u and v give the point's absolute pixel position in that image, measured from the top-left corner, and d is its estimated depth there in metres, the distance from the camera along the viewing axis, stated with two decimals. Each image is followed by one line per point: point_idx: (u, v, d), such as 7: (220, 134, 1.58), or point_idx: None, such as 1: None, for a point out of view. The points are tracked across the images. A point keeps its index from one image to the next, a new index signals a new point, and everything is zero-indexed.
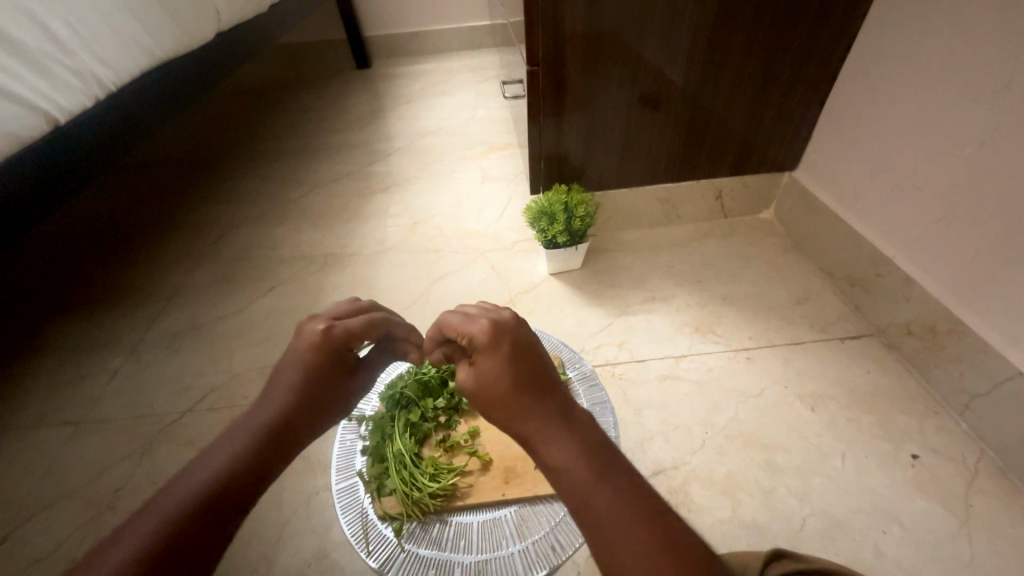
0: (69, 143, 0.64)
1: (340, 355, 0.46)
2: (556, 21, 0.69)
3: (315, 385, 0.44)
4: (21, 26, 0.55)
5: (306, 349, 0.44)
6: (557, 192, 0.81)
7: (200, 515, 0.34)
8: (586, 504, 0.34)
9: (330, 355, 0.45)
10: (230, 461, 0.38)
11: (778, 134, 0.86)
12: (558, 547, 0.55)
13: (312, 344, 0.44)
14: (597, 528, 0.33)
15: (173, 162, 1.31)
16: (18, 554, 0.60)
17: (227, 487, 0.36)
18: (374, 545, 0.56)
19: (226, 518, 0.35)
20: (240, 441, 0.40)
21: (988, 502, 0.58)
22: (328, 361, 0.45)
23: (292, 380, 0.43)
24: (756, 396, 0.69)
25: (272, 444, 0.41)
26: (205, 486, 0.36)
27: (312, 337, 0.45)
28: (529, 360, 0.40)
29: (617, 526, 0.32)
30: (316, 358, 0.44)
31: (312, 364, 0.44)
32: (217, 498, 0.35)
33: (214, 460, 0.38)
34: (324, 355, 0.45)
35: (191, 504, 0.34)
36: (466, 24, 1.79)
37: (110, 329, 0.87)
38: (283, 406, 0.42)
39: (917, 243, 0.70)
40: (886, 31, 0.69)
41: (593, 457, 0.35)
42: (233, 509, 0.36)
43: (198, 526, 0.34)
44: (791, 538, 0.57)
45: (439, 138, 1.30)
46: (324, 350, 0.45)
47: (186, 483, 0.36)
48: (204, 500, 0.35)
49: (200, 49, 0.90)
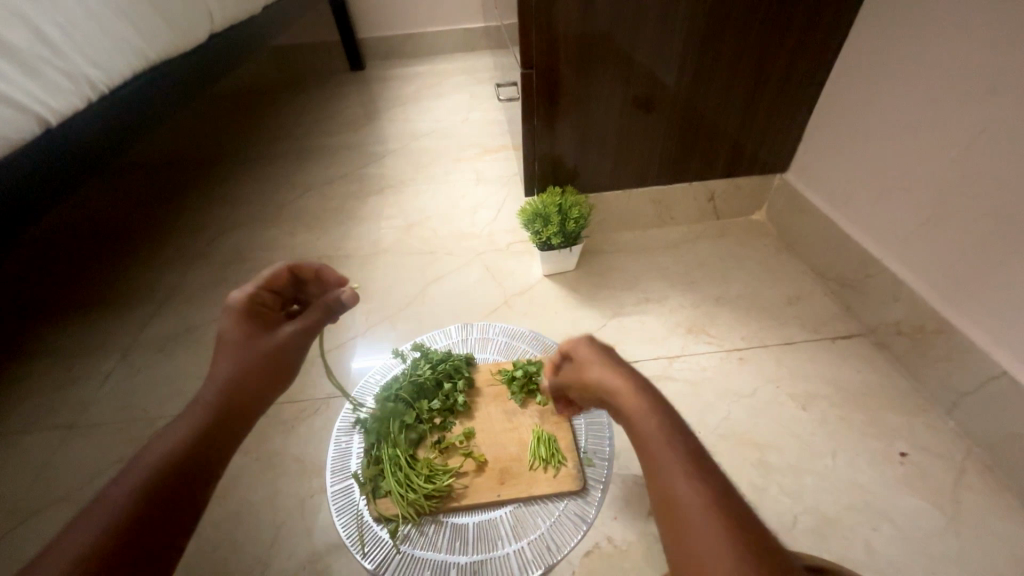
0: (61, 144, 0.64)
1: (255, 315, 0.49)
2: (549, 22, 0.69)
3: (240, 347, 0.46)
4: (12, 28, 0.55)
5: (221, 323, 0.47)
6: (551, 194, 0.82)
7: (151, 512, 0.34)
8: (667, 477, 0.34)
9: (246, 320, 0.48)
10: (172, 452, 0.38)
11: (770, 135, 0.87)
12: (553, 547, 0.56)
13: (225, 318, 0.48)
14: (672, 501, 0.32)
15: (166, 164, 1.30)
16: (10, 558, 0.60)
17: (176, 478, 0.37)
18: (370, 546, 0.57)
19: (177, 508, 0.36)
20: (185, 427, 0.40)
21: (975, 499, 0.59)
22: (246, 323, 0.48)
23: (219, 355, 0.46)
24: (749, 395, 0.70)
25: (219, 422, 0.41)
26: (149, 481, 0.36)
27: (229, 312, 0.48)
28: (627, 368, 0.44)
29: (694, 500, 0.32)
30: (234, 325, 0.47)
31: (229, 333, 0.47)
32: (163, 489, 0.36)
33: (160, 448, 0.38)
34: (238, 321, 0.48)
35: (134, 501, 0.34)
36: (460, 26, 1.79)
37: (103, 332, 0.86)
38: (219, 379, 0.44)
39: (906, 244, 0.71)
40: (875, 34, 0.70)
41: (673, 431, 0.37)
42: (189, 495, 0.37)
43: (149, 525, 0.34)
44: (782, 535, 0.57)
45: (434, 140, 1.31)
46: (241, 318, 0.48)
47: (132, 479, 0.36)
48: (151, 496, 0.35)
49: (194, 50, 0.89)
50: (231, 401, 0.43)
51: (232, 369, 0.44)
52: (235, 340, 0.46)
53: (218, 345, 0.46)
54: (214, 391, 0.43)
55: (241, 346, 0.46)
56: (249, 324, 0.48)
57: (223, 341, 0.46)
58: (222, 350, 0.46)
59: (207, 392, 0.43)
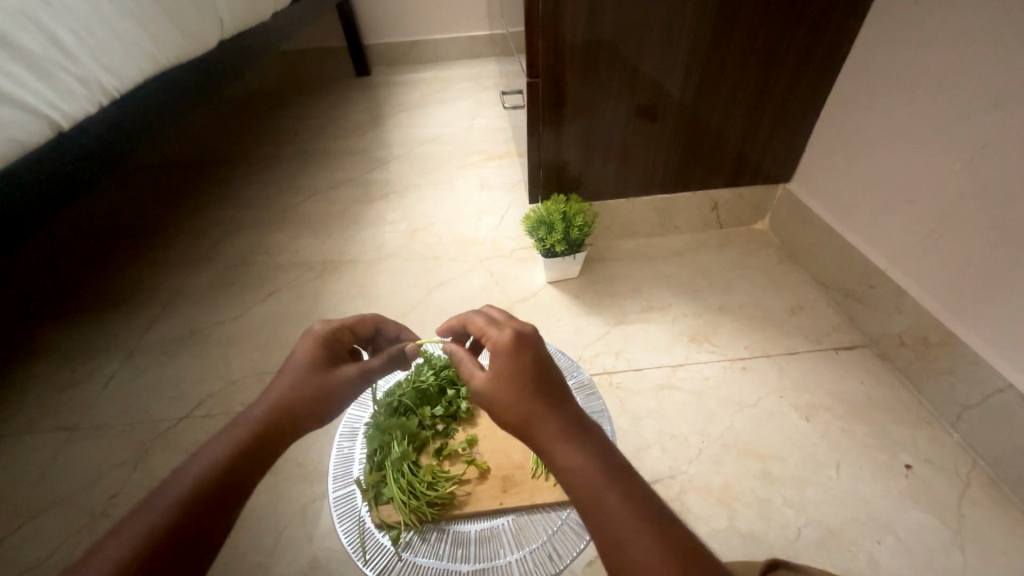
0: (69, 146, 0.64)
1: (330, 347, 0.48)
2: (557, 31, 0.70)
3: (303, 373, 0.45)
4: (26, 33, 0.55)
5: (297, 345, 0.47)
6: (556, 202, 0.82)
7: (175, 533, 0.34)
8: (596, 500, 0.34)
9: (321, 349, 0.47)
10: (212, 468, 0.37)
11: (773, 147, 0.87)
12: (556, 556, 0.54)
13: (302, 341, 0.48)
14: (604, 524, 0.33)
15: (173, 167, 1.31)
16: (9, 562, 0.59)
17: (206, 499, 0.36)
18: (372, 554, 0.54)
19: (200, 530, 0.34)
20: (231, 437, 0.40)
21: (981, 513, 0.59)
22: (319, 353, 0.46)
23: (282, 374, 0.45)
24: (753, 405, 0.70)
25: (259, 445, 0.40)
26: (186, 498, 0.35)
27: (309, 337, 0.47)
28: (547, 369, 0.41)
29: (623, 515, 0.33)
30: (311, 352, 0.46)
31: (301, 354, 0.46)
32: (193, 507, 0.35)
33: (203, 461, 0.38)
34: (313, 348, 0.47)
35: (170, 517, 0.34)
36: (466, 33, 1.81)
37: (106, 334, 0.86)
38: (270, 401, 0.43)
39: (908, 256, 0.71)
40: (878, 49, 0.71)
41: (616, 483, 0.34)
42: (215, 520, 0.35)
43: (175, 544, 0.33)
44: (786, 548, 0.57)
45: (439, 146, 1.31)
46: (318, 348, 0.47)
47: (174, 490, 0.36)
48: (182, 513, 0.34)
49: (204, 55, 0.90)
50: (272, 427, 0.41)
51: (288, 393, 0.43)
52: (303, 365, 0.45)
53: (286, 363, 0.46)
54: (265, 409, 0.42)
55: (304, 372, 0.45)
56: (321, 353, 0.47)
57: (292, 361, 0.46)
58: (287, 370, 0.45)
59: (259, 408, 0.42)
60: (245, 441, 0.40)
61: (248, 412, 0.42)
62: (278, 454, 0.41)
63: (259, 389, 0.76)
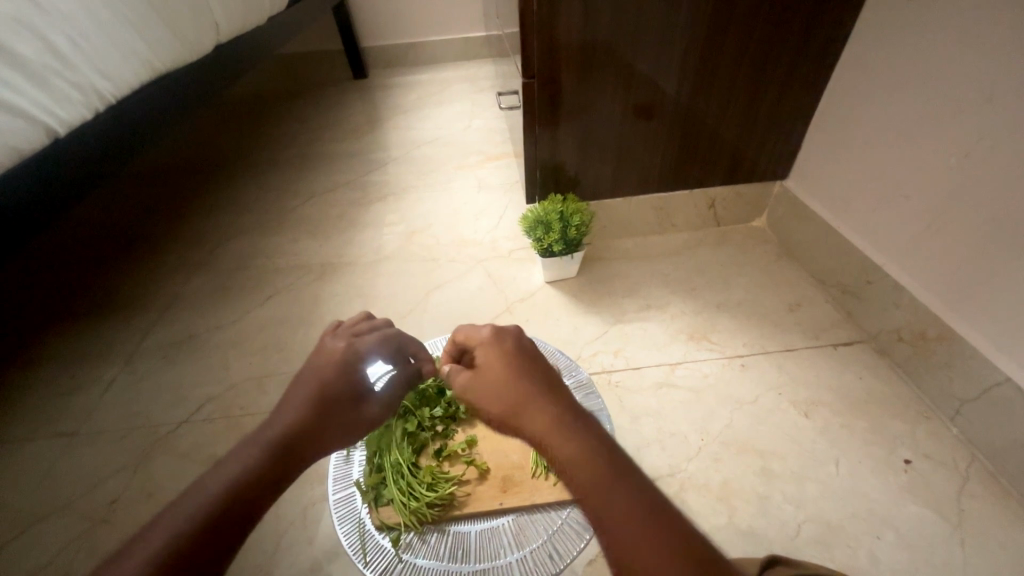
0: (66, 152, 0.64)
1: (349, 365, 0.47)
2: (553, 32, 0.70)
3: (320, 393, 0.44)
4: (21, 38, 0.55)
5: (317, 360, 0.46)
6: (553, 202, 0.82)
7: (191, 549, 0.33)
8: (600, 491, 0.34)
9: (340, 366, 0.46)
10: (226, 487, 0.37)
11: (769, 145, 0.87)
12: (557, 555, 0.54)
13: (320, 356, 0.47)
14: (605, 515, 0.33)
15: (171, 172, 1.31)
16: (9, 569, 0.59)
17: (226, 517, 0.36)
18: (372, 555, 0.55)
19: (219, 548, 0.34)
20: (246, 456, 0.39)
21: (980, 507, 0.59)
22: (338, 371, 0.46)
23: (298, 390, 0.45)
24: (751, 403, 0.70)
25: (277, 465, 0.40)
26: (202, 516, 0.35)
27: (331, 355, 0.47)
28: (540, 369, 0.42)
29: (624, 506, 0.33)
30: (333, 372, 0.46)
31: (320, 373, 0.46)
32: (214, 524, 0.35)
33: (219, 478, 0.38)
34: (334, 367, 0.46)
35: (188, 535, 0.34)
36: (463, 33, 1.81)
37: (106, 340, 0.87)
38: (285, 420, 0.42)
39: (905, 252, 0.71)
40: (873, 43, 0.71)
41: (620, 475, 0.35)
42: (231, 539, 0.35)
43: (188, 562, 0.33)
44: (786, 544, 0.57)
45: (436, 147, 1.32)
46: (340, 367, 0.46)
47: (192, 507, 0.35)
48: (202, 529, 0.34)
49: (199, 60, 0.90)
50: (290, 445, 0.41)
51: (302, 412, 0.43)
52: (319, 383, 0.45)
53: (300, 378, 0.45)
54: (280, 428, 0.42)
55: (319, 391, 0.44)
56: (341, 371, 0.46)
57: (308, 377, 0.45)
58: (303, 385, 0.45)
59: (273, 427, 0.42)
60: (264, 459, 0.40)
61: (263, 429, 0.42)
62: (295, 473, 0.41)
63: (258, 392, 0.76)
